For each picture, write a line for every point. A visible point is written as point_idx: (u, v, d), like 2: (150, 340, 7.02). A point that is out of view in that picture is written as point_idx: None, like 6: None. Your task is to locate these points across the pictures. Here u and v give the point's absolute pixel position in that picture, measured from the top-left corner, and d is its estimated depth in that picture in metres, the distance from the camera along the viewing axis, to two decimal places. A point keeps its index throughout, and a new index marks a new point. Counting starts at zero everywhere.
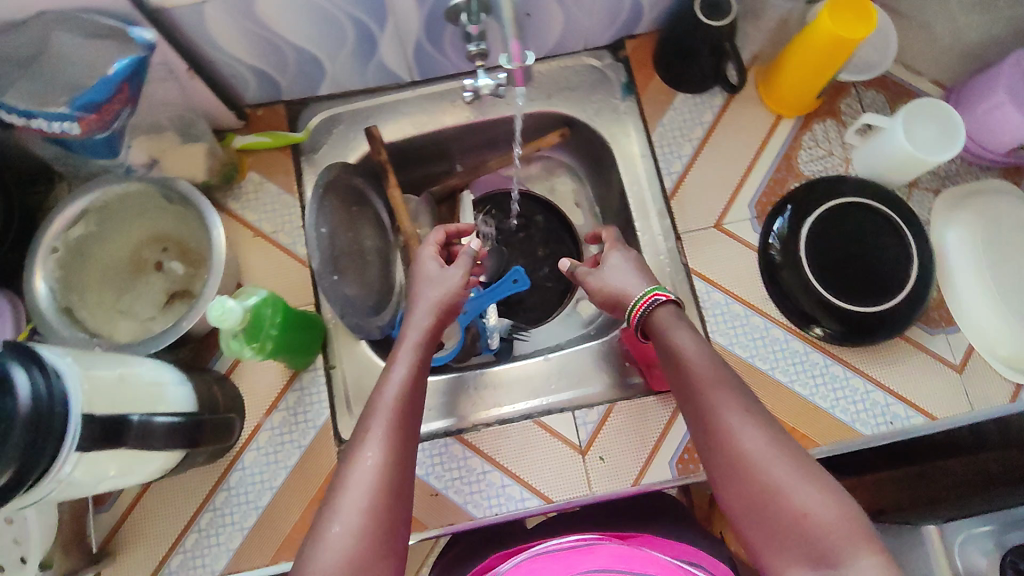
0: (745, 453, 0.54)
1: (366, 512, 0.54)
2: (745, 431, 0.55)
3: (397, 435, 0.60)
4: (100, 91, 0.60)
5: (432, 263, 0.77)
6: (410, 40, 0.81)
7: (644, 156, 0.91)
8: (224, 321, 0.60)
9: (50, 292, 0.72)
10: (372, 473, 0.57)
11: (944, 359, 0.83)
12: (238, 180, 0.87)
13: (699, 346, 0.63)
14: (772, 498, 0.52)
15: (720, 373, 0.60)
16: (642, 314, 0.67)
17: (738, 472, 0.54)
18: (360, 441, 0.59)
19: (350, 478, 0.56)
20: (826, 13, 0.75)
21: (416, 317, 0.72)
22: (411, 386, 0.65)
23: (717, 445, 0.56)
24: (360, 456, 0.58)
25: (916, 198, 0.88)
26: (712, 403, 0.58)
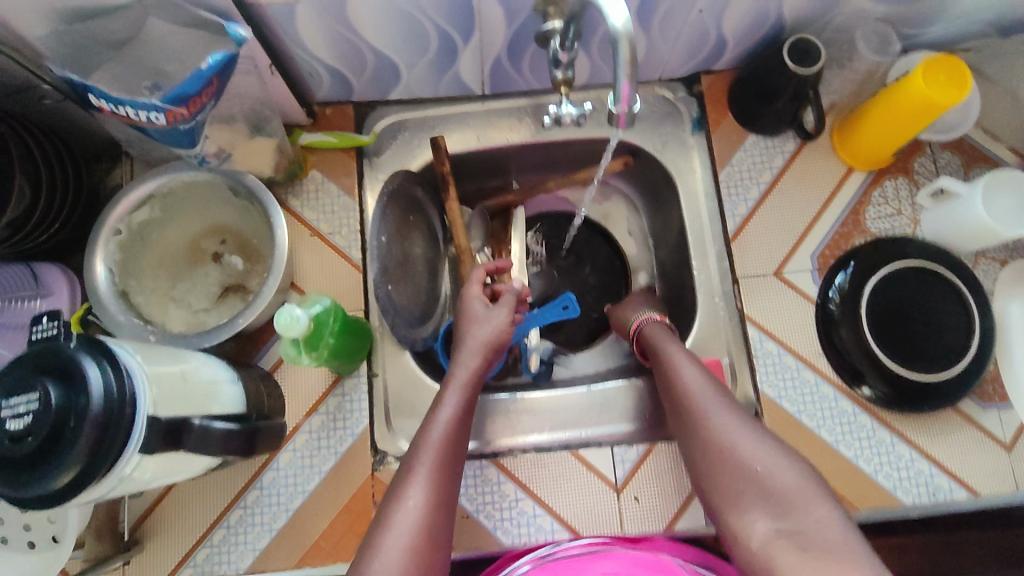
0: (714, 433, 0.65)
1: (411, 538, 0.57)
2: (712, 411, 0.66)
3: (442, 473, 0.63)
4: (193, 84, 0.60)
5: (478, 303, 0.76)
6: (489, 55, 0.80)
7: (708, 194, 0.89)
8: (289, 329, 0.59)
9: (109, 275, 0.72)
10: (416, 513, 0.59)
11: (994, 436, 0.81)
12: (300, 177, 0.87)
13: (680, 354, 0.75)
14: (736, 463, 0.62)
15: (695, 372, 0.71)
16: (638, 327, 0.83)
17: (709, 447, 0.64)
18: (404, 483, 0.62)
19: (394, 516, 0.59)
20: (920, 72, 0.73)
21: (463, 359, 0.72)
22: (455, 428, 0.67)
23: (693, 430, 0.67)
24: (405, 498, 0.60)
25: (982, 267, 0.85)
26: (690, 398, 0.69)
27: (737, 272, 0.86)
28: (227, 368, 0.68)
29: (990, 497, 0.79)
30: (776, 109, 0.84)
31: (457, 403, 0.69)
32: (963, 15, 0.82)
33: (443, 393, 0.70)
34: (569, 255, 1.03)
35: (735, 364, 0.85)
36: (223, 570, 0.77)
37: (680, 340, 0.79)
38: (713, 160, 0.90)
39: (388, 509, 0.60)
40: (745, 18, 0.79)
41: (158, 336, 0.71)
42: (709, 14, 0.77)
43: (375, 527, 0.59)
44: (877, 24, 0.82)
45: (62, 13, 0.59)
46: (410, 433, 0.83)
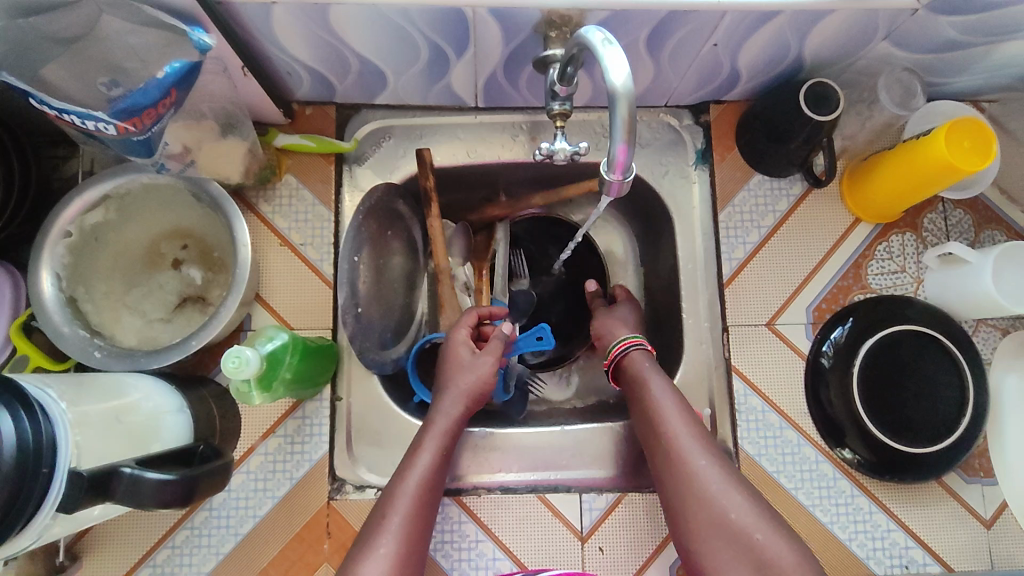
0: (706, 490, 0.60)
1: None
2: (702, 468, 0.61)
3: (416, 524, 0.60)
4: (147, 96, 0.55)
5: (465, 350, 0.72)
6: (485, 70, 0.75)
7: (706, 233, 0.85)
8: (239, 372, 0.55)
9: (55, 281, 0.67)
10: (388, 564, 0.56)
11: (975, 511, 0.78)
12: (273, 181, 0.81)
13: (665, 387, 0.69)
14: (735, 529, 0.57)
15: (683, 413, 0.66)
16: (618, 353, 0.75)
17: (701, 504, 0.60)
18: (375, 531, 0.58)
19: (364, 566, 0.55)
20: (943, 134, 0.68)
21: (445, 403, 0.69)
22: (429, 478, 0.63)
23: (680, 482, 0.62)
24: (375, 547, 0.57)
25: (982, 334, 0.82)
26: (679, 443, 0.64)
27: (728, 319, 0.82)
28: (174, 395, 0.63)
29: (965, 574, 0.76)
30: (787, 151, 0.79)
31: (436, 448, 0.65)
32: (994, 68, 0.77)
33: (421, 440, 0.66)
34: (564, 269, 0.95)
35: (716, 416, 0.81)
36: None
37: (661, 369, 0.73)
38: (715, 197, 0.85)
39: (357, 557, 0.56)
40: (763, 54, 0.73)
41: (104, 352, 0.66)
42: (724, 48, 0.71)
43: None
44: (903, 73, 0.78)
45: (7, 4, 0.52)
46: (372, 461, 0.79)
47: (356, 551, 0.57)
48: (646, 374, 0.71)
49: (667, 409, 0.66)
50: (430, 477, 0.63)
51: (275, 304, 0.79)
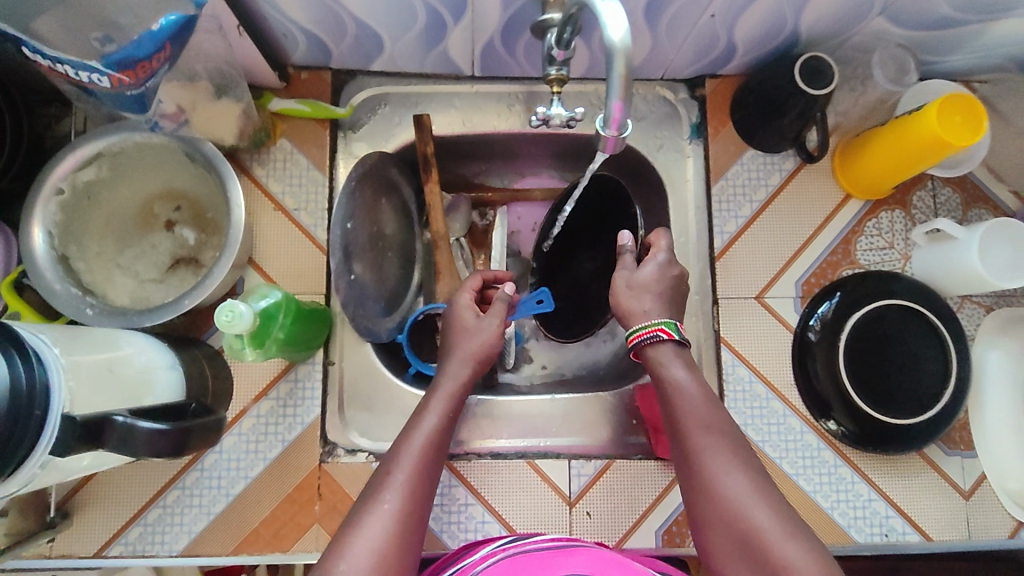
0: (728, 500, 0.53)
1: (376, 557, 0.52)
2: (731, 483, 0.53)
3: (420, 480, 0.58)
4: (141, 49, 0.54)
5: (469, 312, 0.73)
6: (482, 37, 0.75)
7: (698, 207, 0.86)
8: (231, 326, 0.55)
9: (48, 238, 0.67)
10: (387, 523, 0.54)
11: (954, 483, 0.80)
12: (267, 145, 0.81)
13: (688, 379, 0.60)
14: (756, 547, 0.50)
15: (708, 410, 0.58)
16: (636, 343, 0.63)
17: (722, 518, 0.53)
18: (380, 486, 0.57)
19: (365, 521, 0.54)
20: (934, 109, 0.69)
21: (450, 367, 0.69)
22: (435, 437, 0.62)
23: (703, 492, 0.55)
24: (375, 504, 0.55)
25: (966, 311, 0.83)
26: (699, 445, 0.56)
27: (719, 292, 0.83)
28: (168, 352, 0.64)
29: (942, 543, 0.78)
30: (780, 125, 0.79)
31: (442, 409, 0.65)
32: (988, 47, 0.77)
33: (428, 403, 0.66)
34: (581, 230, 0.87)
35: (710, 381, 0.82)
36: (156, 550, 0.74)
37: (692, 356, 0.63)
38: (709, 170, 0.85)
39: (358, 513, 0.55)
40: (760, 26, 0.74)
41: (96, 309, 0.66)
42: (721, 19, 0.71)
43: (335, 544, 0.53)
44: (896, 49, 0.78)
45: None
46: (363, 425, 0.80)
47: (357, 510, 0.56)
48: (663, 363, 0.61)
49: (688, 405, 0.59)
50: (435, 439, 0.62)
51: (268, 268, 0.79)
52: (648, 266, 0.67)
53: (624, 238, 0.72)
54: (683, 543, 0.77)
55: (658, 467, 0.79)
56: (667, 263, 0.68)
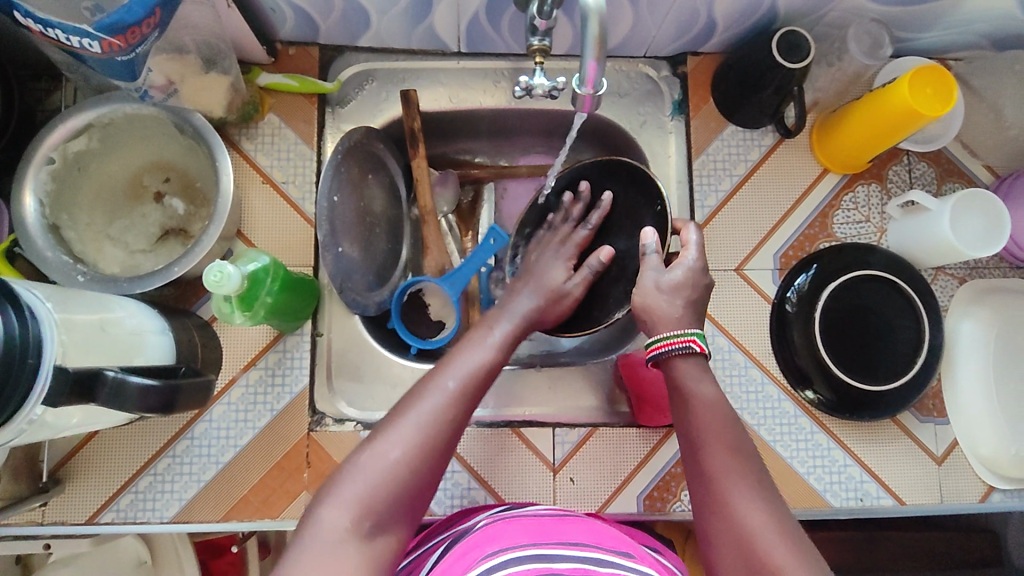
0: (744, 526, 0.50)
1: (428, 432, 0.53)
2: (748, 509, 0.50)
3: (478, 380, 0.58)
4: (131, 13, 0.55)
5: (558, 272, 0.78)
6: (467, 11, 0.76)
7: (680, 182, 0.88)
8: (220, 286, 0.57)
9: (39, 207, 0.68)
10: (438, 410, 0.54)
11: (927, 449, 0.82)
12: (256, 119, 0.82)
13: (712, 398, 0.57)
14: None
15: (732, 431, 0.55)
16: (662, 352, 0.60)
17: (735, 544, 0.49)
18: (443, 368, 0.58)
19: (422, 399, 0.55)
20: (906, 79, 0.71)
21: (524, 295, 0.73)
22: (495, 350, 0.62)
23: (715, 513, 0.51)
24: (423, 398, 0.55)
25: (940, 283, 0.85)
26: (715, 464, 0.53)
27: None
28: (158, 318, 0.65)
29: (915, 506, 0.81)
30: (759, 100, 0.81)
31: (509, 328, 0.66)
32: (960, 23, 0.79)
33: (497, 321, 0.67)
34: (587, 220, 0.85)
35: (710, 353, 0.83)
36: (147, 517, 0.75)
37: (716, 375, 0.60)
38: (690, 146, 0.87)
39: (405, 403, 0.55)
40: (739, 2, 0.76)
41: (87, 276, 0.67)
42: None
43: (380, 430, 0.53)
44: (871, 24, 0.80)
45: None
46: (351, 396, 0.82)
47: (407, 399, 0.56)
48: (688, 379, 0.58)
49: (709, 425, 0.55)
50: (506, 346, 0.63)
51: (256, 240, 0.80)
52: (678, 270, 0.64)
53: (649, 236, 0.69)
54: (664, 507, 0.79)
55: (640, 435, 0.81)
56: (698, 268, 0.65)
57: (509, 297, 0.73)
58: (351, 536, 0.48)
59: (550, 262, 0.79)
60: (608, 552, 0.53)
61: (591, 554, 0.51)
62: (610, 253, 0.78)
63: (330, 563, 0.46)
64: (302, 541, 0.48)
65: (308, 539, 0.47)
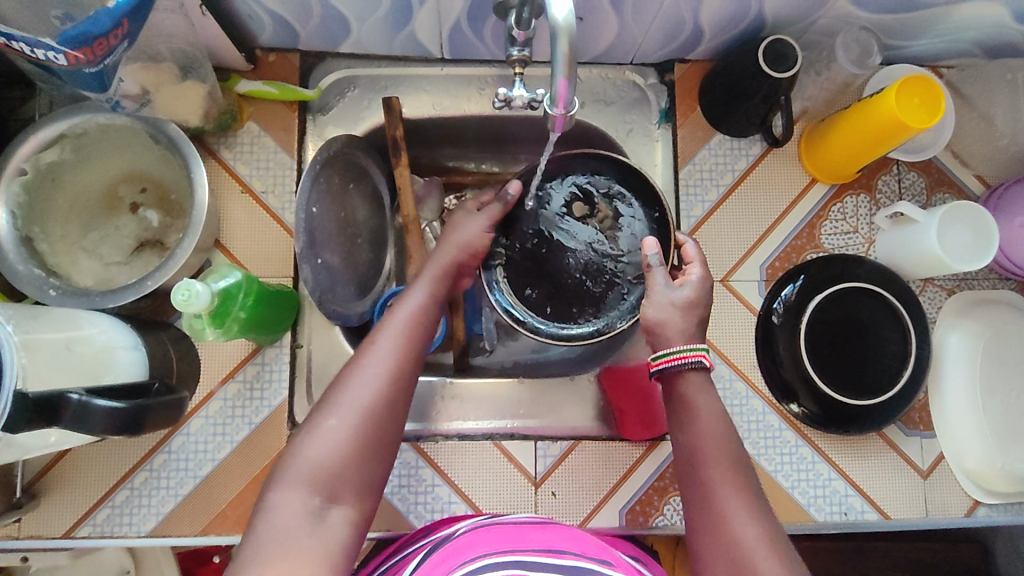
0: (738, 543, 0.50)
1: (366, 402, 0.53)
2: (743, 523, 0.51)
3: (409, 340, 0.58)
4: (98, 24, 0.53)
5: (472, 226, 0.72)
6: (448, 18, 0.75)
7: (667, 192, 0.87)
8: (189, 305, 0.56)
9: (11, 219, 0.67)
10: (374, 378, 0.54)
11: (913, 462, 0.81)
12: (234, 128, 0.81)
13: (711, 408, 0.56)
14: None
15: (729, 444, 0.55)
16: (672, 366, 0.58)
17: (730, 558, 0.49)
18: (374, 335, 0.58)
19: (358, 369, 0.55)
20: (894, 90, 0.70)
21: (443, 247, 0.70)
22: (424, 306, 0.62)
23: (710, 526, 0.52)
24: (363, 364, 0.55)
25: (928, 294, 0.84)
26: (711, 478, 0.53)
27: None
28: (131, 333, 0.64)
29: (900, 520, 0.80)
30: (747, 109, 0.80)
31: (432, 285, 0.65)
32: (951, 31, 0.78)
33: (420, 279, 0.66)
34: (574, 219, 0.82)
35: None
36: (124, 531, 0.74)
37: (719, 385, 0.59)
38: (676, 156, 0.86)
39: (345, 372, 0.55)
40: (726, 10, 0.74)
41: (59, 290, 0.66)
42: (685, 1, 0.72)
43: (320, 407, 0.53)
44: (860, 32, 0.79)
45: None
46: None
47: (346, 370, 0.55)
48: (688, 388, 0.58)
49: (708, 436, 0.55)
50: (429, 304, 0.63)
51: (235, 250, 0.79)
52: (686, 287, 0.63)
53: (650, 250, 0.66)
54: (646, 522, 0.78)
55: (623, 448, 0.80)
56: (705, 283, 0.63)
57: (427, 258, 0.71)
58: (308, 516, 0.48)
59: (468, 213, 0.74)
60: (583, 559, 0.52)
61: (565, 562, 0.51)
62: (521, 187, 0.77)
63: (290, 552, 0.45)
64: (257, 529, 0.47)
65: (261, 530, 0.47)
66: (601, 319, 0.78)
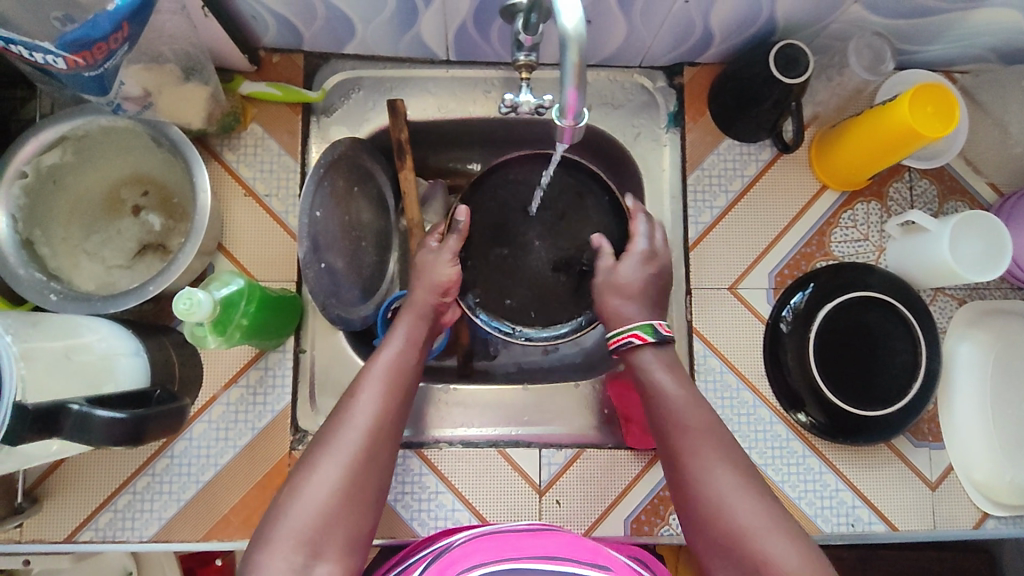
0: (713, 486, 0.57)
1: (346, 464, 0.56)
2: (711, 465, 0.59)
3: (390, 393, 0.61)
4: (97, 29, 0.53)
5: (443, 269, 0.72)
6: (455, 20, 0.74)
7: (675, 197, 0.85)
8: (191, 314, 0.56)
9: (11, 222, 0.66)
10: (355, 437, 0.57)
11: (921, 474, 0.80)
12: (238, 130, 0.80)
13: (672, 382, 0.64)
14: (740, 532, 0.55)
15: (698, 411, 0.62)
16: (622, 348, 0.68)
17: (707, 500, 0.57)
18: (354, 393, 0.61)
19: (338, 431, 0.58)
20: (908, 98, 0.69)
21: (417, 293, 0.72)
22: (407, 354, 0.66)
23: (688, 477, 0.59)
24: (348, 418, 0.59)
25: (939, 303, 0.83)
26: (681, 433, 0.61)
27: (693, 282, 0.83)
28: (132, 340, 0.63)
29: (908, 532, 0.79)
30: (757, 115, 0.79)
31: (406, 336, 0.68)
32: (966, 36, 0.77)
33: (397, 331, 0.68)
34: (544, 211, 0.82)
35: None
36: (126, 536, 0.74)
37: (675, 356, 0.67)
38: (685, 161, 0.85)
39: (333, 427, 0.58)
40: (736, 14, 0.73)
41: (59, 295, 0.66)
42: (695, 5, 0.71)
43: (301, 469, 0.56)
44: (873, 37, 0.77)
45: None
46: None
47: (327, 431, 0.58)
48: (649, 365, 0.66)
49: (678, 407, 0.63)
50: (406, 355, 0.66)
51: (239, 254, 0.78)
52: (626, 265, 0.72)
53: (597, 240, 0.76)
54: (651, 531, 0.78)
55: (629, 457, 0.79)
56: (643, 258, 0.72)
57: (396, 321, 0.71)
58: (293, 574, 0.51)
59: (430, 255, 0.74)
60: (582, 566, 0.51)
61: (564, 568, 0.50)
62: (467, 209, 0.75)
63: None
64: None
65: None
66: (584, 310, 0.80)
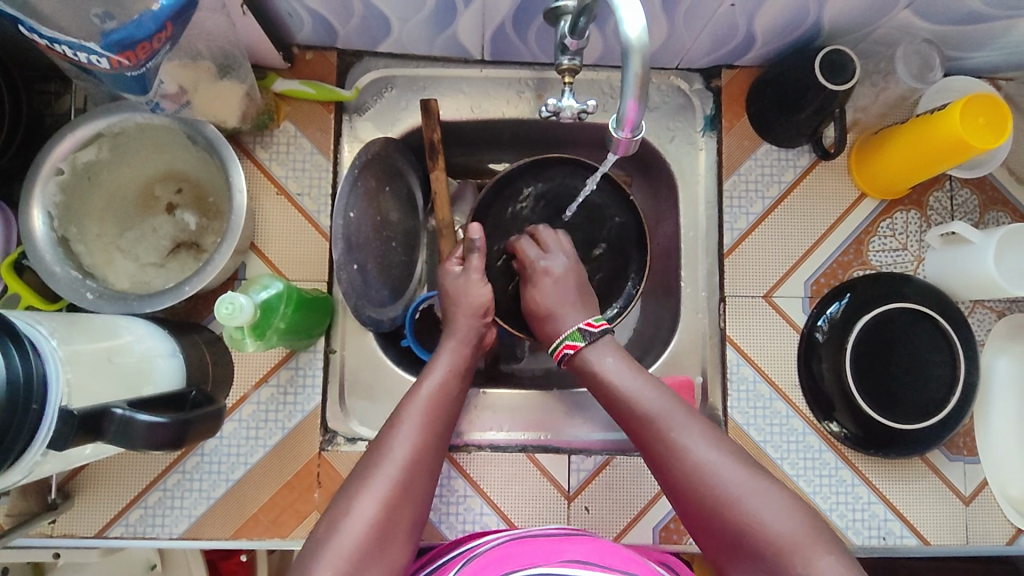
0: (694, 460, 0.57)
1: (383, 500, 0.56)
2: (686, 435, 0.58)
3: (430, 425, 0.63)
4: (142, 28, 0.52)
5: (478, 288, 0.74)
6: (493, 21, 0.72)
7: (710, 203, 0.84)
8: (234, 319, 0.56)
9: (47, 220, 0.66)
10: (394, 467, 0.58)
11: (954, 488, 0.79)
12: (271, 128, 0.79)
13: (620, 372, 0.65)
14: (728, 501, 0.54)
15: (650, 392, 0.62)
16: (569, 353, 0.69)
17: (689, 473, 0.56)
18: (393, 426, 0.62)
19: (377, 465, 0.58)
20: (959, 108, 0.67)
21: (464, 321, 0.73)
22: (448, 387, 0.67)
23: (666, 454, 0.58)
24: (389, 450, 0.60)
25: (977, 316, 0.81)
26: (650, 413, 0.61)
27: (726, 289, 0.82)
28: (168, 340, 0.64)
29: (940, 547, 0.78)
30: (797, 121, 0.77)
31: (446, 366, 0.69)
32: (1016, 44, 0.75)
33: (432, 364, 0.69)
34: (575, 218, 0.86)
35: (708, 382, 0.83)
36: (156, 532, 0.74)
37: (614, 344, 0.69)
38: (721, 164, 0.84)
39: (372, 460, 0.59)
40: (781, 18, 0.71)
41: (96, 294, 0.65)
42: (741, 9, 0.69)
43: (339, 503, 0.56)
44: (922, 44, 0.76)
45: None
46: (364, 414, 0.81)
47: (363, 468, 0.59)
48: (595, 362, 0.67)
49: (631, 393, 0.63)
50: (445, 387, 0.67)
51: (270, 253, 0.78)
52: (546, 276, 0.75)
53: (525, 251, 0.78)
54: (680, 540, 0.77)
55: None
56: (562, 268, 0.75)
57: (434, 354, 0.71)
58: None
59: (456, 276, 0.75)
60: (613, 570, 0.50)
61: (596, 571, 0.49)
62: (479, 227, 0.76)
63: None
64: None
65: None
66: (615, 289, 0.86)
